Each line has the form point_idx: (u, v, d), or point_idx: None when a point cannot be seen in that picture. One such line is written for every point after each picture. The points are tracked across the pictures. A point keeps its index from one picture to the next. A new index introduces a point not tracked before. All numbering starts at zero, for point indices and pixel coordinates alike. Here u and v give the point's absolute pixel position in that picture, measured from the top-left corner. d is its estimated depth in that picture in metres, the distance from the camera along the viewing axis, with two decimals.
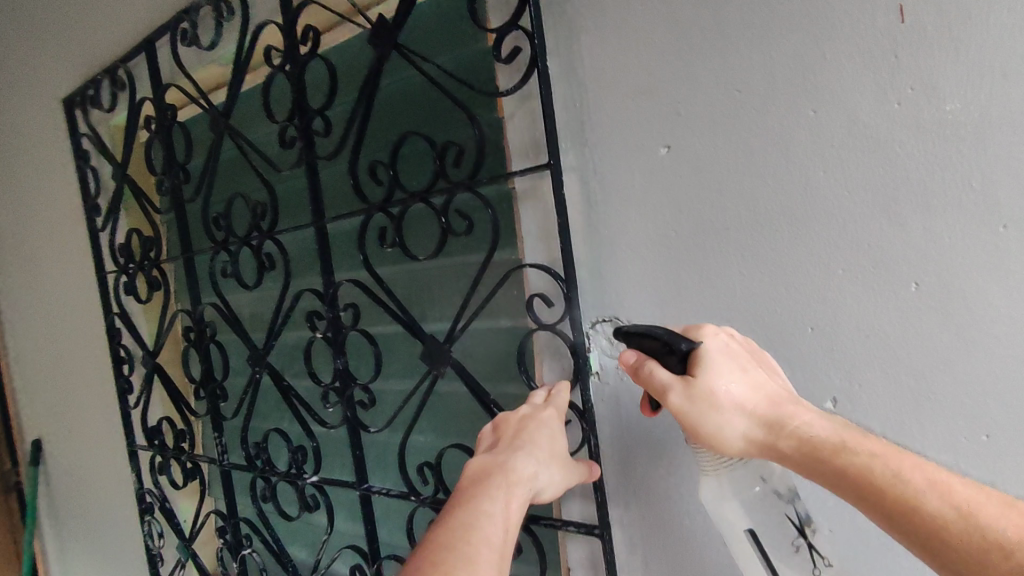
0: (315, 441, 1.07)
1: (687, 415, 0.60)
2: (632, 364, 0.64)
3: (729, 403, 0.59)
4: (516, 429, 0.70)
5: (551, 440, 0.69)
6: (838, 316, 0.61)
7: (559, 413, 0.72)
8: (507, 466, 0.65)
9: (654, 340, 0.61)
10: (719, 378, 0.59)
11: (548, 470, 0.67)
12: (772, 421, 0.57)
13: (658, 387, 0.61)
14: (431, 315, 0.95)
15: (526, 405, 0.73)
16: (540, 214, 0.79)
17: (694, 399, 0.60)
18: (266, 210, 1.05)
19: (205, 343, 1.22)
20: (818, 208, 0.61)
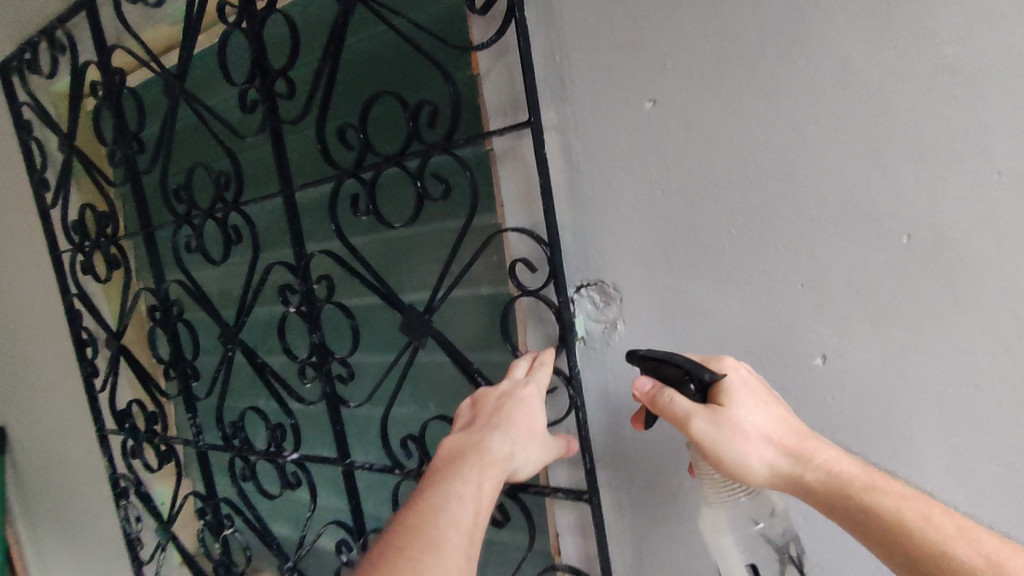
0: (294, 418, 1.04)
1: (710, 443, 0.60)
2: (649, 393, 0.63)
3: (755, 434, 0.59)
4: (494, 405, 0.67)
5: (529, 418, 0.66)
6: (829, 273, 0.60)
7: (541, 389, 0.68)
8: (482, 447, 0.61)
9: (675, 367, 0.61)
10: (743, 407, 0.59)
11: (524, 449, 0.64)
12: (798, 453, 0.58)
13: (679, 414, 0.61)
14: (409, 285, 0.92)
15: (506, 380, 0.70)
16: (522, 176, 0.76)
17: (716, 427, 0.60)
18: (230, 180, 0.99)
19: (173, 322, 1.17)
20: (809, 162, 0.60)
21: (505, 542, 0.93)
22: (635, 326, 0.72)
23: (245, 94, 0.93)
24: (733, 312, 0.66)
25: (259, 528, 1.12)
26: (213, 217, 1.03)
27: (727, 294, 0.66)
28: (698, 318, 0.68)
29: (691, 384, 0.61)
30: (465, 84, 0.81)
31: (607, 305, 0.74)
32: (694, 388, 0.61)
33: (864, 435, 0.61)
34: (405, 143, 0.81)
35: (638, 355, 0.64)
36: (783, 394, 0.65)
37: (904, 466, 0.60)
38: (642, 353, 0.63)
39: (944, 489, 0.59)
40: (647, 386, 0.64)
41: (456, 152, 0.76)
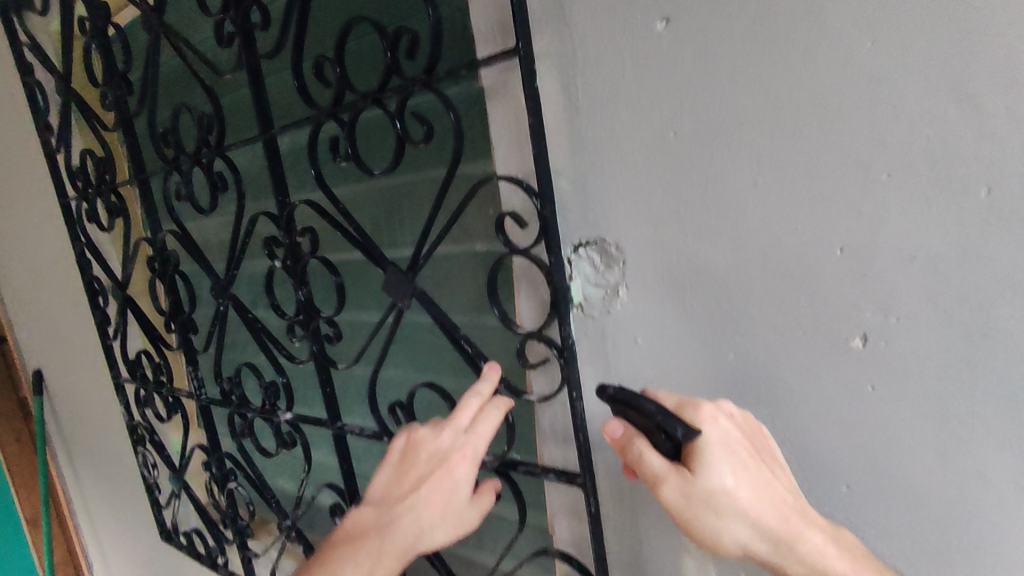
0: (286, 377, 1.00)
1: (679, 510, 0.53)
2: (619, 439, 0.56)
3: (732, 507, 0.51)
4: (420, 470, 0.67)
5: (448, 497, 0.66)
6: (877, 235, 0.48)
7: (473, 460, 0.66)
8: (387, 529, 0.64)
9: (645, 417, 0.54)
10: (718, 477, 0.51)
11: (434, 531, 0.66)
12: (779, 536, 0.51)
13: (649, 470, 0.54)
14: (398, 241, 0.84)
15: (445, 434, 0.67)
16: (514, 116, 0.66)
17: (687, 493, 0.52)
18: (212, 123, 0.91)
19: (169, 273, 1.13)
20: (860, 93, 0.47)
21: (502, 516, 0.86)
22: (638, 293, 0.62)
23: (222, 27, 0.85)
24: (753, 280, 0.55)
25: (258, 484, 1.10)
26: (200, 163, 0.97)
27: (747, 259, 0.55)
28: (710, 286, 0.58)
29: (662, 439, 0.53)
30: (453, 9, 0.69)
31: (608, 268, 0.64)
32: (665, 444, 0.53)
33: (908, 435, 0.50)
34: (384, 78, 0.70)
35: (610, 393, 0.56)
36: (810, 379, 0.54)
37: (958, 475, 0.49)
38: (614, 390, 0.56)
39: (1008, 508, 0.47)
40: (618, 430, 0.56)
41: (437, 89, 0.66)
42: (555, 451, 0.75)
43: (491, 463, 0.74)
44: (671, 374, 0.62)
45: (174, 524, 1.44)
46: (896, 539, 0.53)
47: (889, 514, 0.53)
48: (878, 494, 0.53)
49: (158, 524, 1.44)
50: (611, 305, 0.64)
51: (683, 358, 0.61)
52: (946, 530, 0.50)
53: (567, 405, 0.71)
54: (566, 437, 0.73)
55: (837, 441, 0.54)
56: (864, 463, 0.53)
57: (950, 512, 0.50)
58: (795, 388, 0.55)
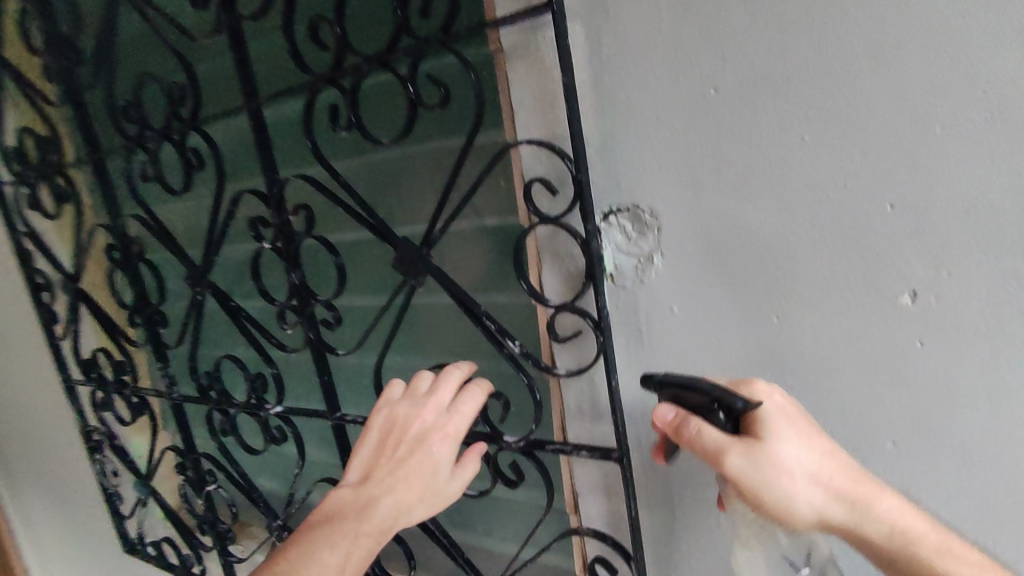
0: (275, 368, 0.93)
1: (746, 482, 0.54)
2: (673, 422, 0.57)
3: (803, 473, 0.53)
4: (401, 449, 0.67)
5: (429, 475, 0.66)
6: (932, 188, 0.48)
7: (453, 439, 0.67)
8: (367, 510, 0.64)
9: (700, 392, 0.54)
10: (782, 442, 0.53)
11: (415, 510, 0.65)
12: (854, 498, 0.52)
13: (710, 447, 0.55)
14: (403, 217, 0.79)
15: (428, 411, 0.68)
16: (538, 77, 0.62)
17: (751, 462, 0.53)
18: (186, 93, 0.83)
19: (134, 262, 1.05)
20: (917, 44, 0.47)
21: (519, 498, 0.84)
22: (674, 260, 0.61)
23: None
24: (800, 240, 0.54)
25: (244, 484, 1.03)
26: (169, 138, 0.89)
27: (794, 219, 0.54)
28: (753, 247, 0.57)
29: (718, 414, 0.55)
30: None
31: (641, 234, 0.62)
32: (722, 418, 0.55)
33: (957, 387, 0.51)
34: (392, 38, 0.65)
35: (656, 377, 0.56)
36: (857, 337, 0.54)
37: (1007, 422, 0.50)
38: (660, 377, 0.56)
39: None
40: (671, 414, 0.57)
41: (455, 48, 0.62)
42: (581, 427, 0.73)
43: (516, 444, 0.72)
44: (709, 340, 0.61)
45: (140, 534, 1.34)
46: (942, 490, 0.54)
47: (936, 466, 0.54)
48: (926, 446, 0.54)
49: (121, 535, 1.33)
50: (645, 273, 0.62)
51: (723, 322, 0.60)
52: (995, 477, 0.51)
53: (595, 379, 0.70)
54: (593, 412, 0.71)
55: (884, 397, 0.54)
56: (910, 418, 0.54)
57: (998, 460, 0.51)
58: (840, 347, 0.55)
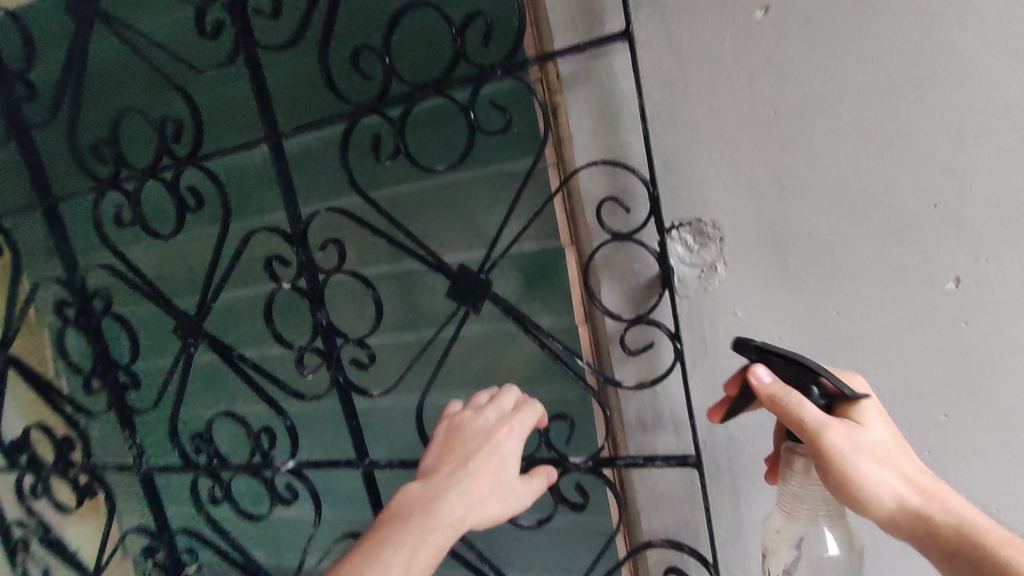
0: (288, 420, 0.84)
1: (838, 460, 0.52)
2: (770, 390, 0.54)
3: (888, 462, 0.53)
4: (465, 447, 0.66)
5: (496, 472, 0.65)
6: (970, 189, 0.57)
7: (519, 434, 0.67)
8: (432, 507, 0.60)
9: (803, 364, 0.54)
10: (877, 430, 0.55)
11: (482, 509, 0.63)
12: (929, 491, 0.52)
13: (808, 420, 0.53)
14: (448, 245, 0.81)
15: (491, 411, 0.69)
16: (600, 104, 0.65)
17: (848, 439, 0.53)
18: (184, 128, 0.74)
19: (98, 318, 0.91)
20: (953, 68, 0.55)
21: (572, 521, 0.84)
22: (737, 268, 0.65)
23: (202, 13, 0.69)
24: (855, 241, 0.61)
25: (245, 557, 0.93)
26: (155, 178, 0.79)
27: (850, 222, 0.61)
28: (814, 249, 0.63)
29: (816, 389, 0.55)
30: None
31: (703, 246, 0.66)
32: (818, 395, 0.55)
33: (996, 357, 0.60)
34: (447, 66, 0.65)
35: (753, 344, 0.56)
36: (910, 323, 0.62)
37: None
38: (760, 343, 0.56)
39: None
40: (766, 381, 0.55)
41: (520, 76, 0.63)
42: (643, 438, 0.75)
43: (586, 463, 0.73)
44: (772, 338, 0.66)
45: None
46: (987, 449, 0.62)
47: (982, 429, 0.62)
48: (973, 413, 0.62)
49: None
50: (711, 281, 0.66)
51: (786, 321, 0.65)
52: None
53: (658, 390, 0.72)
54: (656, 422, 0.74)
55: (936, 374, 0.62)
56: (959, 389, 0.62)
57: None
58: (895, 333, 0.62)
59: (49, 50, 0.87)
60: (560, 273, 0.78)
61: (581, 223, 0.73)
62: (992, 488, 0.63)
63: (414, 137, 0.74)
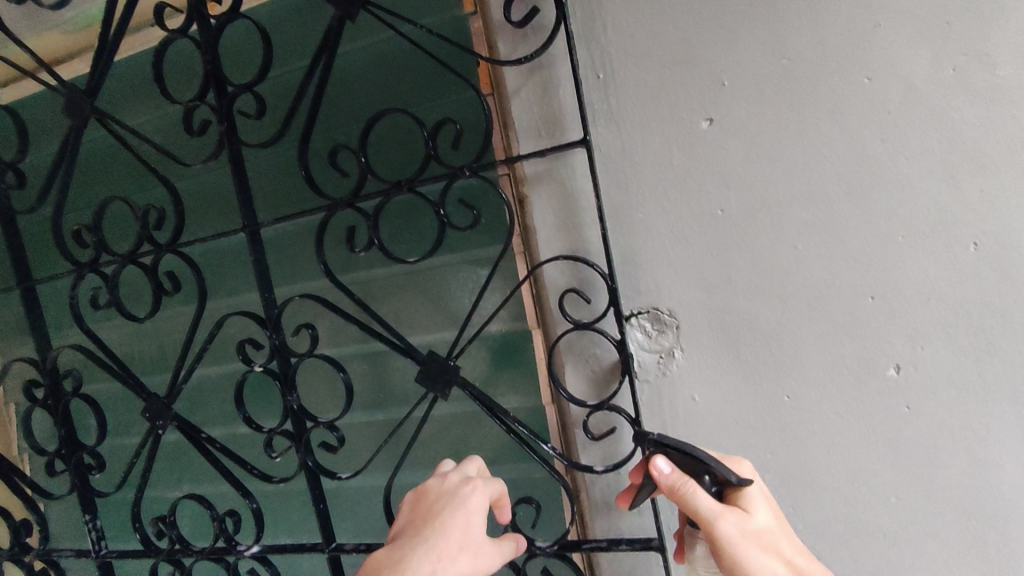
0: (254, 503, 0.83)
1: (726, 549, 0.54)
2: (669, 481, 0.57)
3: (776, 551, 0.54)
4: (430, 507, 0.66)
5: (464, 528, 0.64)
6: (900, 283, 0.61)
7: (483, 491, 0.68)
8: (399, 562, 0.59)
9: (693, 455, 0.57)
10: (763, 516, 0.56)
11: (451, 563, 0.61)
12: None
13: (703, 509, 0.55)
14: (420, 326, 0.84)
15: (451, 476, 0.70)
16: (561, 201, 0.70)
17: (739, 529, 0.54)
18: (164, 217, 0.76)
19: (66, 398, 0.90)
20: (877, 176, 0.61)
21: None
22: (693, 353, 0.69)
23: (190, 113, 0.71)
24: (802, 329, 0.65)
25: None
26: (135, 262, 0.81)
27: (795, 312, 0.65)
28: (763, 337, 0.66)
29: (709, 478, 0.57)
30: (470, 104, 0.72)
31: (661, 332, 0.69)
32: (711, 484, 0.57)
33: (939, 440, 0.63)
34: (420, 165, 0.69)
35: (651, 438, 0.61)
36: (855, 408, 0.65)
37: (980, 466, 0.62)
38: (656, 436, 0.60)
39: (1020, 485, 0.61)
40: (665, 472, 0.58)
41: (487, 176, 0.68)
42: (609, 520, 0.76)
43: (551, 547, 0.73)
44: (729, 421, 0.69)
45: None
46: (938, 528, 0.64)
47: (932, 509, 0.64)
48: (921, 495, 0.64)
49: None
50: (668, 367, 0.69)
51: (740, 405, 0.68)
52: (977, 515, 0.63)
53: (621, 472, 0.73)
54: (620, 505, 0.75)
55: (884, 457, 0.65)
56: (909, 471, 0.64)
57: (978, 498, 0.62)
58: (843, 419, 0.65)
59: (46, 140, 0.91)
60: (527, 355, 0.81)
61: (546, 309, 0.76)
62: (944, 569, 0.65)
63: (387, 230, 0.79)
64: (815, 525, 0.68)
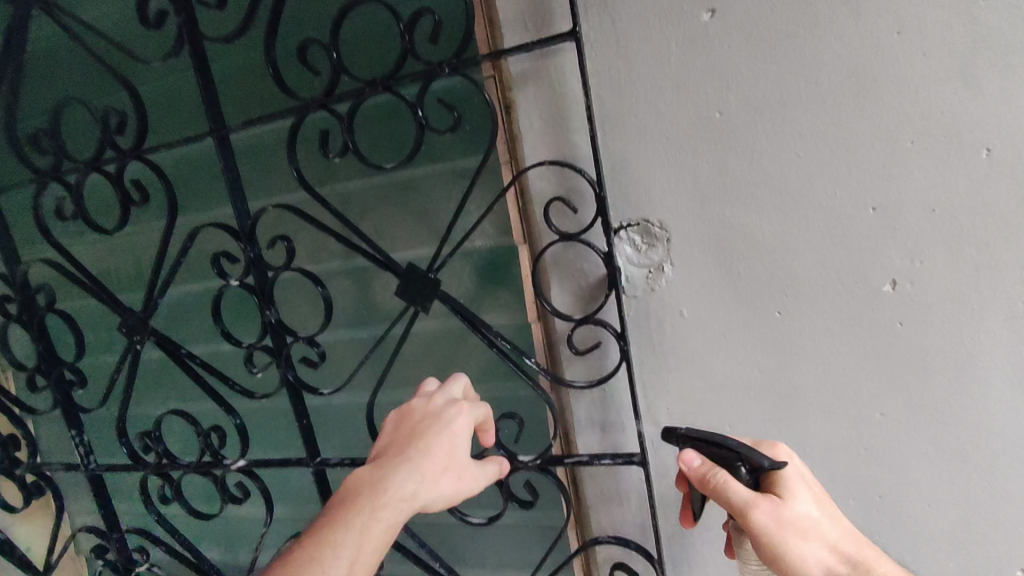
0: (238, 418, 0.82)
1: (763, 537, 0.57)
2: (699, 472, 0.59)
3: (815, 533, 0.57)
4: (414, 427, 0.64)
5: (448, 450, 0.63)
6: (906, 194, 0.58)
7: (469, 414, 0.65)
8: (381, 483, 0.60)
9: (723, 447, 0.58)
10: (803, 500, 0.58)
11: (434, 485, 0.61)
12: (856, 560, 0.57)
13: (736, 499, 0.57)
14: (402, 241, 0.80)
15: (437, 397, 0.67)
16: (550, 103, 0.66)
17: (775, 517, 0.57)
18: (127, 120, 0.71)
19: (40, 313, 0.88)
20: (891, 75, 0.56)
21: (528, 514, 0.85)
22: (683, 268, 0.66)
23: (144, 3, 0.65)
24: (798, 244, 0.62)
25: (198, 553, 0.92)
26: (100, 171, 0.76)
27: (792, 225, 0.62)
28: (757, 251, 0.63)
29: (743, 469, 0.58)
30: None
31: (651, 246, 0.66)
32: (746, 474, 0.58)
33: (931, 357, 0.61)
34: (397, 61, 0.63)
35: (679, 431, 0.60)
36: (847, 325, 0.63)
37: (969, 383, 0.61)
38: (683, 430, 0.60)
39: (1007, 401, 0.60)
40: (694, 465, 0.59)
41: (469, 73, 0.62)
42: (593, 437, 0.76)
43: (534, 461, 0.73)
44: (717, 338, 0.67)
45: None
46: (921, 446, 0.64)
47: (916, 426, 0.64)
48: (907, 412, 0.63)
49: None
50: (657, 282, 0.67)
51: (729, 321, 0.66)
52: (960, 431, 0.62)
53: (605, 389, 0.73)
54: (604, 422, 0.74)
55: (872, 374, 0.63)
56: (897, 389, 0.63)
57: (964, 415, 0.62)
58: (834, 335, 0.63)
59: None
60: (512, 271, 0.78)
61: (533, 221, 0.72)
62: (924, 484, 0.65)
63: (365, 137, 0.75)
64: (798, 442, 0.68)
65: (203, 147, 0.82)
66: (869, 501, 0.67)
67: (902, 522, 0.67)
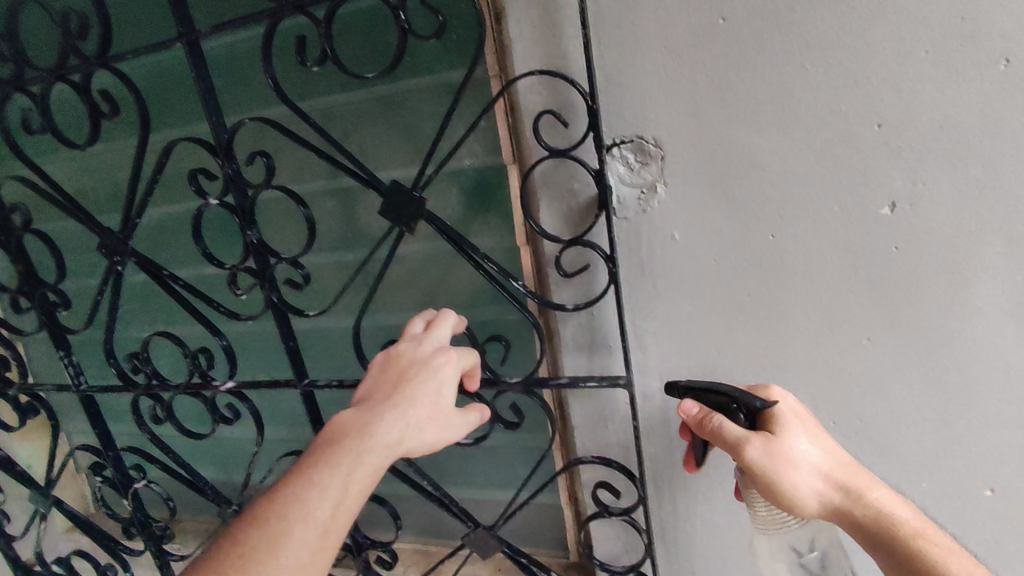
0: (225, 339, 0.81)
1: (757, 471, 0.58)
2: (697, 417, 0.61)
3: (809, 464, 0.58)
4: (401, 372, 0.63)
5: (435, 398, 0.61)
6: (915, 108, 0.55)
7: (457, 362, 0.65)
8: (368, 427, 0.57)
9: (718, 392, 0.60)
10: (798, 435, 0.58)
11: (420, 431, 0.59)
12: (849, 486, 0.58)
13: (731, 438, 0.59)
14: (386, 160, 0.77)
15: (427, 343, 0.66)
16: (542, 7, 0.61)
17: (768, 452, 0.58)
18: (89, 23, 0.66)
19: (17, 233, 0.85)
20: None
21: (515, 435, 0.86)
22: (676, 188, 0.64)
23: None
24: (796, 162, 0.60)
25: (190, 471, 0.93)
26: (64, 80, 0.71)
27: (793, 142, 0.59)
28: (754, 170, 0.61)
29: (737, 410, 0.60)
30: None
31: (644, 165, 0.64)
32: (740, 415, 0.60)
33: (926, 280, 0.60)
34: None
35: (681, 383, 0.64)
36: (842, 247, 0.61)
37: (960, 306, 0.60)
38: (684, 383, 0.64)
39: (998, 325, 0.60)
40: (693, 412, 0.62)
41: None
42: (579, 361, 0.76)
43: (520, 384, 0.73)
44: (707, 261, 0.66)
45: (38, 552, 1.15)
46: (907, 370, 0.64)
47: (904, 351, 0.63)
48: (897, 336, 0.63)
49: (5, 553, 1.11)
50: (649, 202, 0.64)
51: (720, 244, 0.64)
52: (948, 355, 0.62)
53: (593, 313, 0.72)
54: (591, 346, 0.74)
55: (864, 298, 0.62)
56: (889, 314, 0.62)
57: (953, 338, 0.61)
58: (828, 257, 0.62)
59: None
60: (501, 193, 0.75)
61: (522, 139, 0.69)
62: (907, 407, 0.65)
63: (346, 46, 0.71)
64: (785, 367, 0.68)
65: (175, 57, 0.77)
66: (848, 424, 0.68)
67: (881, 443, 0.67)
